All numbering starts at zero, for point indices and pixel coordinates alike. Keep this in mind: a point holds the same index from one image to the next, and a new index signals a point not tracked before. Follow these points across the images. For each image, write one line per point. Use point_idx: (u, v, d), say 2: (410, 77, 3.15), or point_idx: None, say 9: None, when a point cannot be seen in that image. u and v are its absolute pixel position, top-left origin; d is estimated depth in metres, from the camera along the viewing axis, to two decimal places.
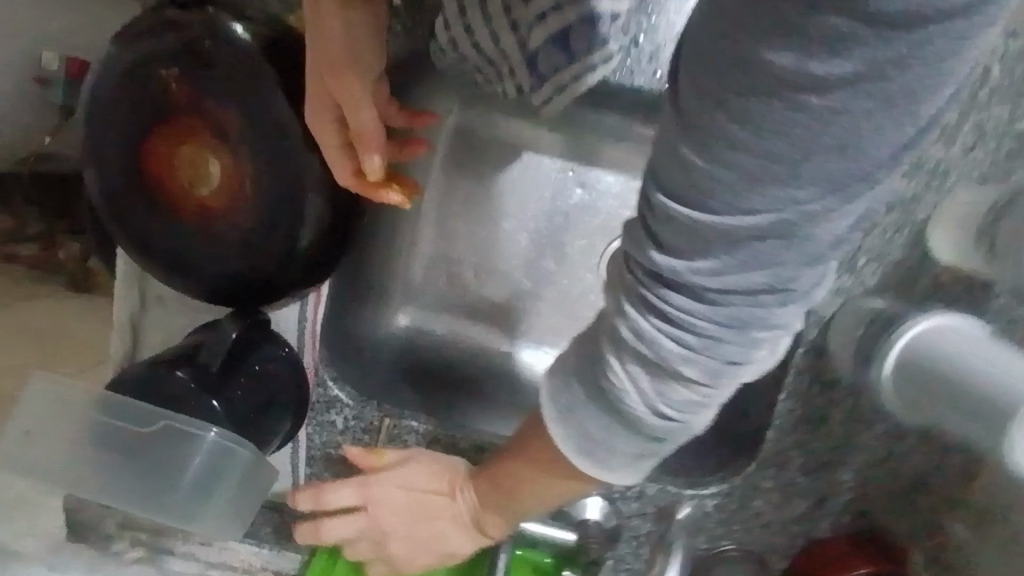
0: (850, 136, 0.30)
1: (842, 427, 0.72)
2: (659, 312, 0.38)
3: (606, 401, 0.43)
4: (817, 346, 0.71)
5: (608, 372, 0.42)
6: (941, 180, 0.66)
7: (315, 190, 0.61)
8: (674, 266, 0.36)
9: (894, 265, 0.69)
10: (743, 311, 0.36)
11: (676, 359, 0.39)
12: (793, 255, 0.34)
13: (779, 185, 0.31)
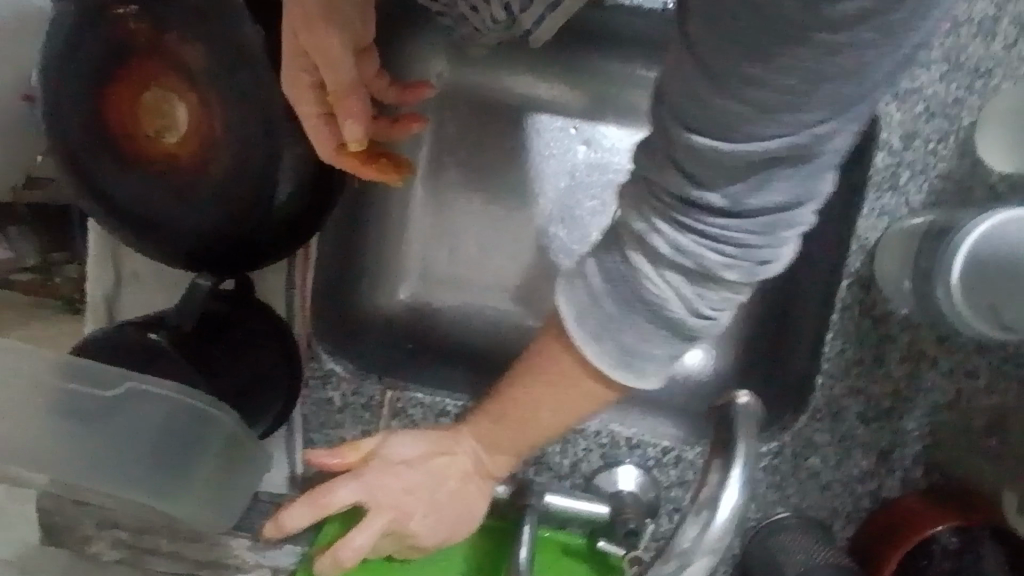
0: (856, 65, 0.27)
1: (901, 368, 0.64)
2: (690, 231, 0.33)
3: (642, 315, 0.37)
4: (864, 279, 0.63)
5: (641, 282, 0.35)
6: (985, 80, 0.58)
7: (293, 141, 0.55)
8: (700, 191, 0.32)
9: (942, 179, 0.60)
10: (773, 219, 0.33)
11: (716, 270, 0.34)
12: (814, 167, 0.31)
13: (792, 112, 0.28)
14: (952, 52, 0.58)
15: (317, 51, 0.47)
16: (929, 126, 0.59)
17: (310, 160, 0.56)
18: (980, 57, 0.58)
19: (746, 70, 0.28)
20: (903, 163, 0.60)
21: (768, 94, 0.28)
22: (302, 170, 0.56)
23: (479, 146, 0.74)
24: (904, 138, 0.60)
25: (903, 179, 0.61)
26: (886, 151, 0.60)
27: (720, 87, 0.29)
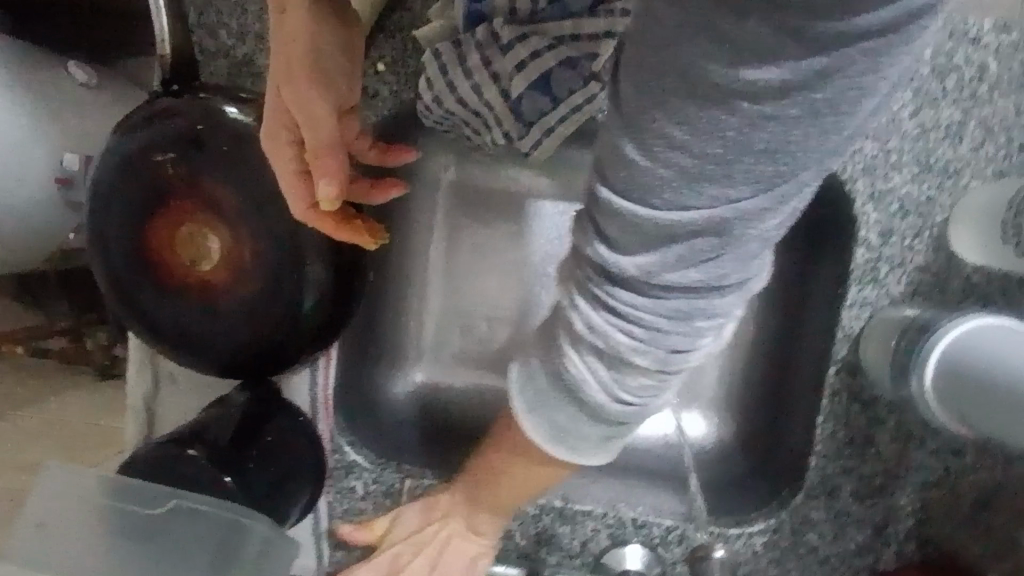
0: (778, 141, 0.26)
1: (891, 446, 0.67)
2: (606, 306, 0.35)
3: (568, 390, 0.41)
4: (850, 364, 0.67)
5: (567, 361, 0.39)
6: (954, 180, 0.63)
7: (316, 259, 0.60)
8: (619, 263, 0.33)
9: (919, 271, 0.64)
10: (686, 302, 0.34)
11: (627, 350, 0.36)
12: (728, 253, 0.31)
13: (713, 185, 0.28)
14: (922, 155, 0.63)
15: (298, 107, 0.50)
16: (905, 223, 0.64)
17: (335, 272, 0.62)
18: (948, 159, 0.62)
19: (672, 130, 0.27)
20: (882, 258, 0.64)
21: (689, 163, 0.28)
22: (327, 281, 0.61)
23: (482, 236, 0.80)
24: (882, 235, 0.64)
25: (882, 272, 0.65)
26: (865, 247, 0.64)
27: (643, 150, 0.28)
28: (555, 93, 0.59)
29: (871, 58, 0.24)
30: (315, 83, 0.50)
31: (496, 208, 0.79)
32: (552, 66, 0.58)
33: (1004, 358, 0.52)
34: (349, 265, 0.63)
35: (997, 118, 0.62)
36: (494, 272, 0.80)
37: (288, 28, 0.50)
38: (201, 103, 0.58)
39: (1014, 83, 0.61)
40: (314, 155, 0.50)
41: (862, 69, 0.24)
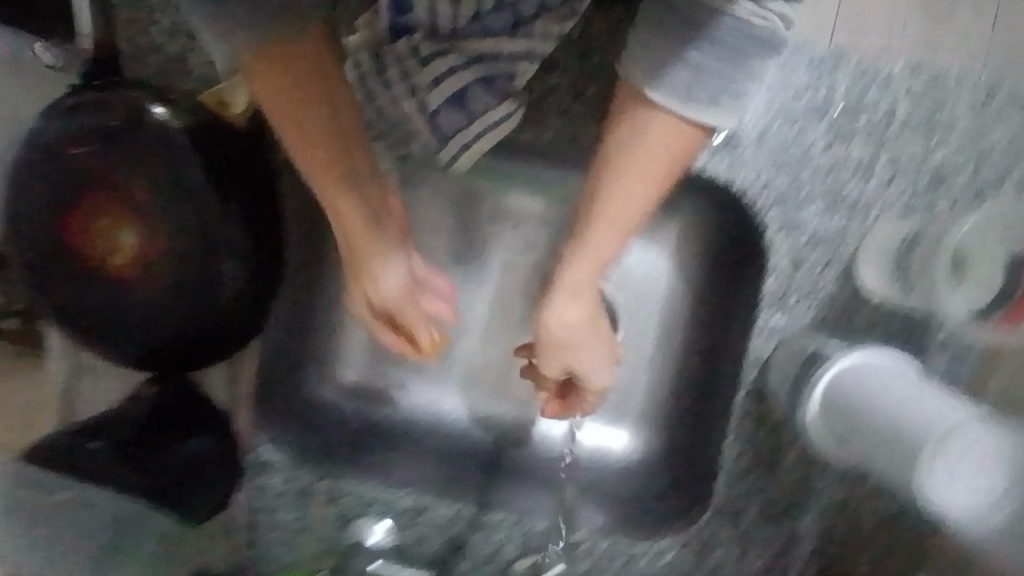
0: (741, 42, 0.34)
1: (795, 470, 0.68)
2: (695, 72, 0.36)
3: (688, 104, 0.36)
4: (758, 390, 0.68)
5: (683, 110, 0.36)
6: (864, 215, 0.64)
7: (230, 257, 0.63)
8: (704, 51, 0.35)
9: (828, 302, 0.66)
10: (728, 82, 0.36)
11: (688, 120, 0.37)
12: (749, 81, 0.36)
13: (745, 27, 0.34)
14: (834, 188, 0.64)
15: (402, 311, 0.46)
16: (815, 253, 0.65)
17: (251, 275, 0.65)
18: (859, 193, 0.64)
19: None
20: (791, 285, 0.66)
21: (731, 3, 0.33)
22: (243, 283, 0.65)
23: (448, 243, 0.70)
24: (793, 264, 0.65)
25: (792, 300, 0.66)
26: (776, 275, 0.66)
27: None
28: (471, 109, 0.61)
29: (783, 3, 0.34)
30: (374, 228, 0.42)
31: (476, 215, 0.71)
32: (467, 85, 0.59)
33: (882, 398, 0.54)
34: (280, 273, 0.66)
35: (906, 157, 0.64)
36: (465, 298, 0.70)
37: (342, 222, 0.42)
38: (127, 99, 0.61)
39: (923, 124, 0.63)
40: (403, 322, 0.47)
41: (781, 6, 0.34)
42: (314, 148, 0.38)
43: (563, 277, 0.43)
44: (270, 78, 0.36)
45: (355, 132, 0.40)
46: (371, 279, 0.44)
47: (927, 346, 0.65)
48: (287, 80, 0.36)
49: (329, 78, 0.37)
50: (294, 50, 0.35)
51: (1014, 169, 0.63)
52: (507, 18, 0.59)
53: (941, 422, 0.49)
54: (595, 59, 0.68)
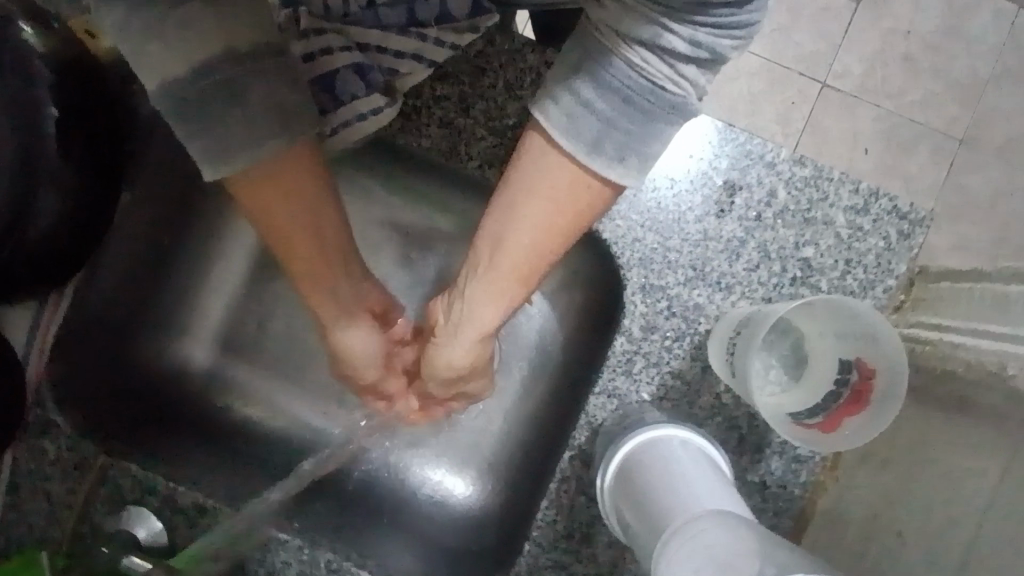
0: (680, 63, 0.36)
1: (607, 551, 0.64)
2: (614, 67, 0.36)
3: (576, 111, 0.38)
4: (585, 454, 0.64)
5: (575, 100, 0.38)
6: (723, 295, 0.62)
7: (52, 190, 0.62)
8: (625, 52, 0.36)
9: (672, 376, 0.62)
10: (663, 103, 0.37)
11: (588, 128, 0.38)
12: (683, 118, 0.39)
13: (679, 56, 0.35)
14: (698, 262, 0.62)
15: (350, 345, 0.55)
16: (669, 323, 0.62)
17: (71, 214, 0.64)
18: (722, 272, 0.62)
19: None
20: (640, 352, 0.63)
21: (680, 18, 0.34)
22: (58, 217, 0.63)
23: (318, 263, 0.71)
24: (644, 329, 0.62)
25: (637, 367, 0.63)
26: (625, 336, 0.63)
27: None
28: (339, 94, 0.58)
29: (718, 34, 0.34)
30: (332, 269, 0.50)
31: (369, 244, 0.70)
32: (339, 67, 0.57)
33: (677, 482, 0.47)
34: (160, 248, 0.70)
35: (776, 245, 0.62)
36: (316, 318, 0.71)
37: (295, 237, 0.47)
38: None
39: (799, 218, 0.62)
40: (383, 391, 0.62)
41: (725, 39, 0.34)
42: (297, 245, 0.47)
43: (466, 298, 0.49)
44: (258, 191, 0.44)
45: (328, 244, 0.48)
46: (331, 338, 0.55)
47: (765, 445, 0.61)
48: (294, 197, 0.45)
49: (315, 186, 0.45)
50: (283, 172, 0.43)
51: (883, 281, 0.61)
52: (400, 15, 0.56)
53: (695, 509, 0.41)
54: (491, 78, 0.63)
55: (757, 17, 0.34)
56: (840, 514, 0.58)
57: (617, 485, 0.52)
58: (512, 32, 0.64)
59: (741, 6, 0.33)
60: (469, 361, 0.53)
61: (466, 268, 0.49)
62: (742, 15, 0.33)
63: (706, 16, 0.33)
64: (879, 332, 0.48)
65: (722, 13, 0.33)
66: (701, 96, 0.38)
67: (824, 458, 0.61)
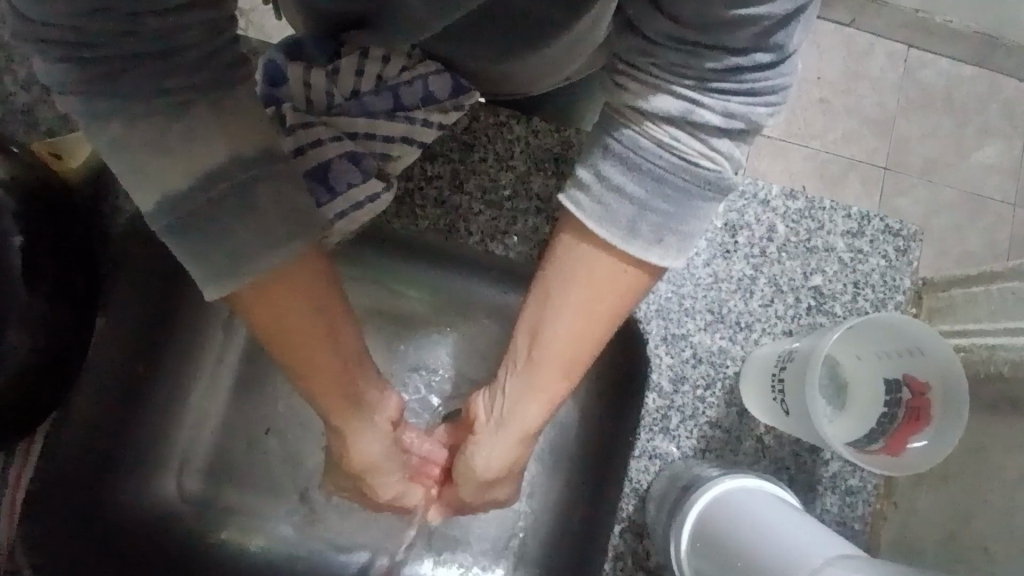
0: (711, 138, 0.35)
1: None
2: (643, 147, 0.36)
3: (605, 197, 0.38)
4: (636, 525, 0.60)
5: (604, 185, 0.38)
6: (745, 334, 0.61)
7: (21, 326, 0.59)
8: (654, 130, 0.35)
9: (711, 426, 0.60)
10: (696, 178, 0.36)
11: (624, 213, 0.38)
12: (717, 195, 0.37)
13: (713, 129, 0.35)
14: (714, 304, 0.62)
15: (376, 467, 0.51)
16: (697, 371, 0.60)
17: (42, 353, 0.59)
18: (740, 312, 0.62)
19: (678, 64, 0.33)
20: (673, 406, 0.60)
21: (710, 89, 0.34)
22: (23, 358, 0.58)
23: None
24: (673, 381, 0.60)
25: (674, 423, 0.60)
26: (656, 392, 0.60)
27: (664, 71, 0.34)
28: (334, 185, 0.56)
29: (747, 99, 0.34)
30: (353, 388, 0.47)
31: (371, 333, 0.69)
32: (331, 157, 0.56)
33: (764, 523, 0.45)
34: (131, 378, 0.64)
35: (784, 277, 0.62)
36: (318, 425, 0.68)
37: (309, 354, 0.43)
38: None
39: (800, 248, 0.63)
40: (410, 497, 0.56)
41: (756, 105, 0.34)
42: (309, 357, 0.43)
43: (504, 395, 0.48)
44: (266, 301, 0.39)
45: (349, 352, 0.45)
46: (349, 451, 0.50)
47: (815, 482, 0.59)
48: (298, 305, 0.40)
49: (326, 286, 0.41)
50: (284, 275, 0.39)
51: (892, 296, 0.62)
52: (386, 101, 0.57)
53: (818, 549, 0.39)
54: (480, 153, 0.64)
55: (788, 80, 0.34)
56: (914, 545, 0.56)
57: (707, 553, 0.48)
58: (496, 108, 0.65)
59: (771, 68, 0.33)
60: (510, 464, 0.50)
61: (506, 370, 0.49)
62: (774, 79, 0.33)
63: (738, 84, 0.33)
64: (924, 346, 0.49)
65: (755, 76, 0.33)
66: (734, 169, 0.37)
67: (876, 487, 0.59)
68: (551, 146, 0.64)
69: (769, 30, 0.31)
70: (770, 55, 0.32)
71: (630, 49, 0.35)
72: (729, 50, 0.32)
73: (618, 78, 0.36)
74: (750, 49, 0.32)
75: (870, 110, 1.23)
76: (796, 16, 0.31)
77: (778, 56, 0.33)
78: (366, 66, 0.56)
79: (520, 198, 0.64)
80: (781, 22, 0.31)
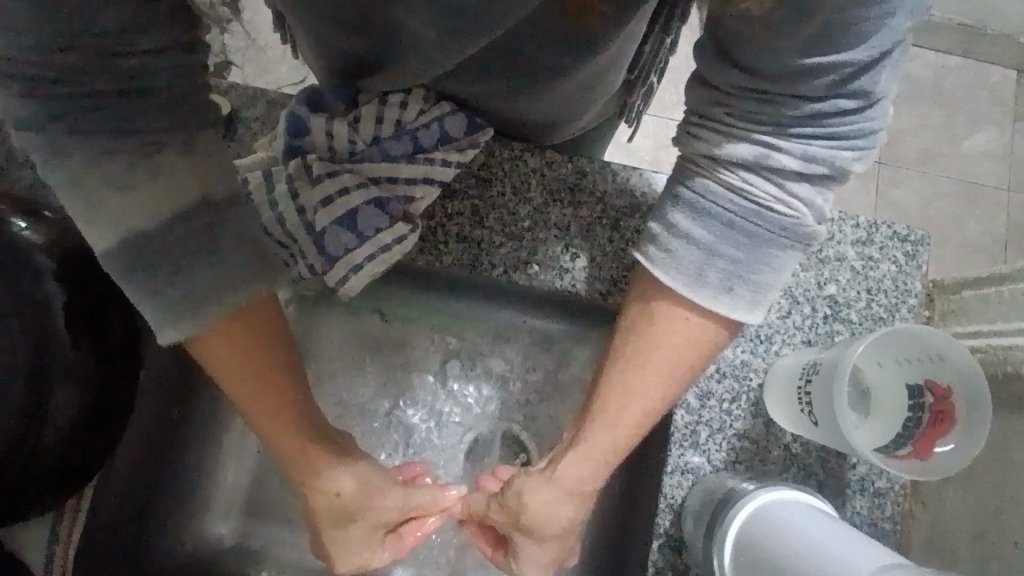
0: (784, 185, 0.38)
1: None
2: (715, 193, 0.39)
3: (676, 243, 0.41)
4: (674, 539, 0.60)
5: (674, 232, 0.41)
6: (766, 347, 0.63)
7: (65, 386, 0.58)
8: (726, 177, 0.38)
9: (739, 438, 0.61)
10: (768, 225, 0.39)
11: (696, 259, 0.41)
12: (790, 241, 0.39)
13: (791, 175, 0.37)
14: None
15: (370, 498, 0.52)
16: (722, 385, 0.62)
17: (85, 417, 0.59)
18: (760, 325, 0.63)
19: (757, 112, 0.36)
20: (701, 422, 0.61)
21: (785, 136, 0.36)
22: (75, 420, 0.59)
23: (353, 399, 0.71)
24: (700, 397, 0.62)
25: (702, 437, 0.62)
26: (685, 408, 0.61)
27: (736, 117, 0.37)
28: (360, 230, 0.59)
29: (824, 145, 0.36)
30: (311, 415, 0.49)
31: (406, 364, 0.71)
32: (357, 204, 0.59)
33: (807, 532, 0.46)
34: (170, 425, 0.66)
35: (800, 289, 0.64)
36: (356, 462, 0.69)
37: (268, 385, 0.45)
38: None
39: (814, 258, 0.64)
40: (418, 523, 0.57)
41: (836, 153, 0.37)
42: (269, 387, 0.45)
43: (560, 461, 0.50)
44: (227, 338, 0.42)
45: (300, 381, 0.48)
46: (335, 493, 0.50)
47: (843, 486, 0.60)
48: (254, 340, 0.43)
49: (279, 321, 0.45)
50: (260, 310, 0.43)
51: (905, 301, 0.64)
52: (406, 144, 0.59)
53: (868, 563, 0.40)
54: (498, 187, 0.65)
55: (876, 124, 0.36)
56: (946, 540, 0.58)
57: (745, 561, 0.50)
58: (509, 142, 0.66)
59: (855, 114, 0.35)
60: (554, 522, 0.51)
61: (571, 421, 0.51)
62: (860, 123, 0.36)
63: (819, 129, 0.36)
64: (942, 353, 0.51)
65: (837, 121, 0.35)
66: (815, 219, 0.39)
67: (904, 487, 0.61)
68: (567, 176, 0.65)
69: (849, 76, 0.33)
70: (855, 101, 0.34)
71: (704, 102, 0.38)
72: (810, 98, 0.35)
73: (692, 132, 0.39)
74: (830, 97, 0.34)
75: None
76: (877, 63, 0.33)
77: (864, 102, 0.35)
78: (385, 112, 0.58)
79: (540, 228, 0.64)
80: (863, 67, 0.33)
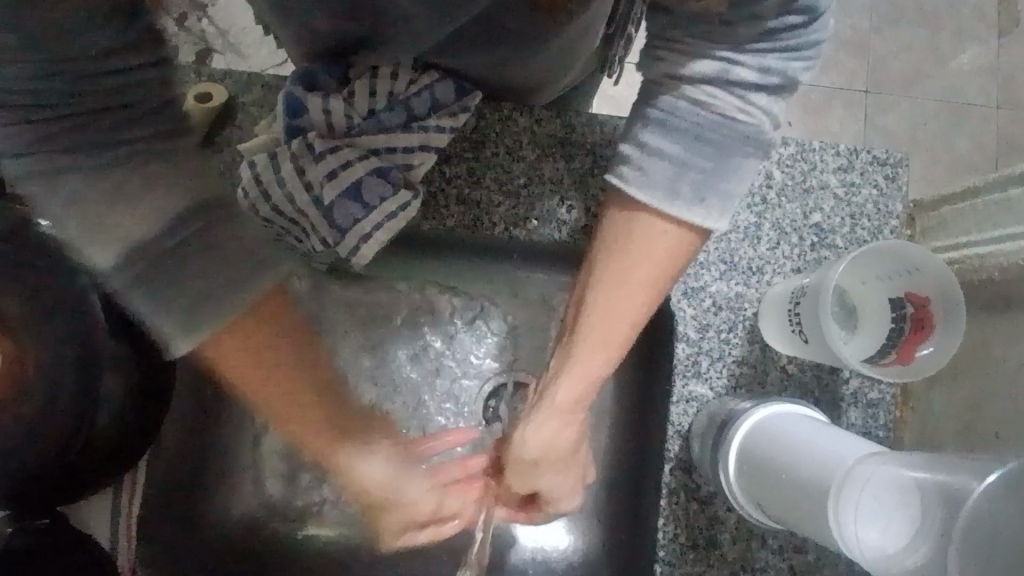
0: (745, 98, 0.42)
1: (734, 545, 0.63)
2: (683, 108, 0.42)
3: (649, 160, 0.44)
4: (684, 462, 0.65)
5: (646, 151, 0.44)
6: (757, 278, 0.67)
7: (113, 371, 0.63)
8: (691, 92, 0.42)
9: (738, 364, 0.66)
10: (732, 135, 0.42)
11: (668, 172, 0.44)
12: (752, 152, 0.43)
13: (751, 87, 0.41)
14: (726, 255, 0.67)
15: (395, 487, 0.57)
16: (719, 317, 0.66)
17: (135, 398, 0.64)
18: (751, 258, 0.67)
19: (713, 31, 0.40)
20: (702, 352, 0.66)
21: (743, 52, 0.40)
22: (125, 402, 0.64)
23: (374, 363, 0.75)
24: (699, 329, 0.66)
25: (704, 366, 0.66)
26: (685, 341, 0.66)
27: (696, 36, 0.41)
28: (366, 200, 0.62)
29: (778, 57, 0.40)
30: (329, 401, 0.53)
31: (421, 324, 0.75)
32: (361, 176, 0.61)
33: (805, 445, 0.51)
34: None
35: (787, 220, 0.67)
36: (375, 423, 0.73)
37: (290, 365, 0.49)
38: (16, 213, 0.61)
39: (797, 189, 0.68)
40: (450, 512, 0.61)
41: (790, 64, 0.41)
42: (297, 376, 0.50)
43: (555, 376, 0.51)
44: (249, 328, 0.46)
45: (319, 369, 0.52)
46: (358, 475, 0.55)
47: (837, 399, 0.65)
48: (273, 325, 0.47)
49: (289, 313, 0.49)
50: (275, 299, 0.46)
51: (887, 223, 0.68)
52: (400, 115, 0.62)
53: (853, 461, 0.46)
54: (492, 148, 0.68)
55: (821, 37, 0.40)
56: (935, 436, 0.63)
57: (751, 476, 0.55)
58: (499, 103, 0.69)
59: (805, 27, 0.39)
60: (561, 443, 0.53)
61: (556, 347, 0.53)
62: (808, 35, 0.40)
63: (773, 43, 0.40)
64: (917, 263, 0.55)
65: (788, 35, 0.39)
66: (774, 127, 0.43)
67: (894, 395, 0.65)
68: (555, 132, 0.69)
69: None
70: (802, 16, 0.38)
71: (666, 27, 0.42)
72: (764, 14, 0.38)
73: (658, 55, 0.43)
74: (782, 12, 0.38)
75: (843, 33, 1.26)
76: None
77: (810, 17, 0.39)
78: (377, 85, 0.61)
79: (535, 185, 0.68)
80: None
